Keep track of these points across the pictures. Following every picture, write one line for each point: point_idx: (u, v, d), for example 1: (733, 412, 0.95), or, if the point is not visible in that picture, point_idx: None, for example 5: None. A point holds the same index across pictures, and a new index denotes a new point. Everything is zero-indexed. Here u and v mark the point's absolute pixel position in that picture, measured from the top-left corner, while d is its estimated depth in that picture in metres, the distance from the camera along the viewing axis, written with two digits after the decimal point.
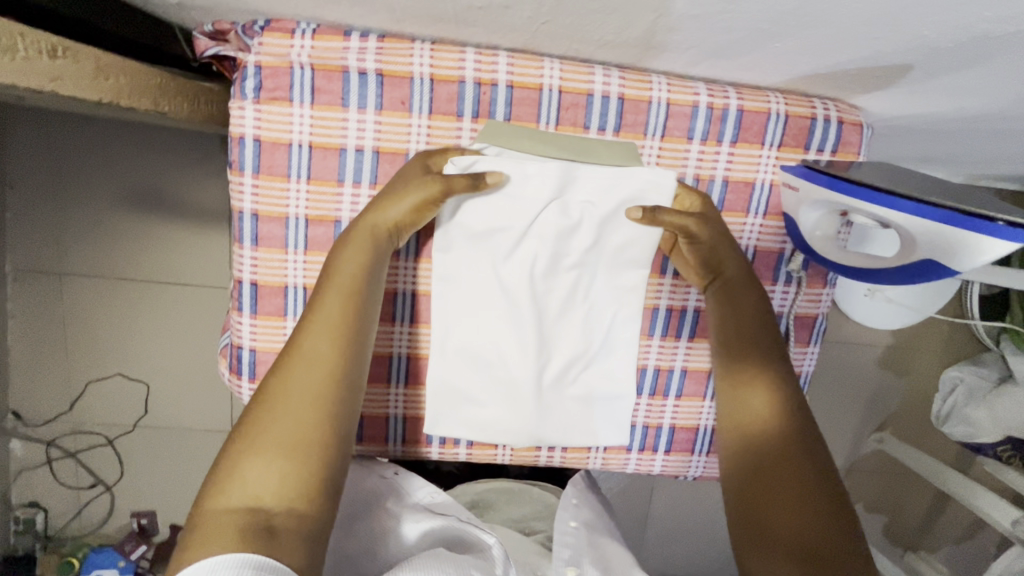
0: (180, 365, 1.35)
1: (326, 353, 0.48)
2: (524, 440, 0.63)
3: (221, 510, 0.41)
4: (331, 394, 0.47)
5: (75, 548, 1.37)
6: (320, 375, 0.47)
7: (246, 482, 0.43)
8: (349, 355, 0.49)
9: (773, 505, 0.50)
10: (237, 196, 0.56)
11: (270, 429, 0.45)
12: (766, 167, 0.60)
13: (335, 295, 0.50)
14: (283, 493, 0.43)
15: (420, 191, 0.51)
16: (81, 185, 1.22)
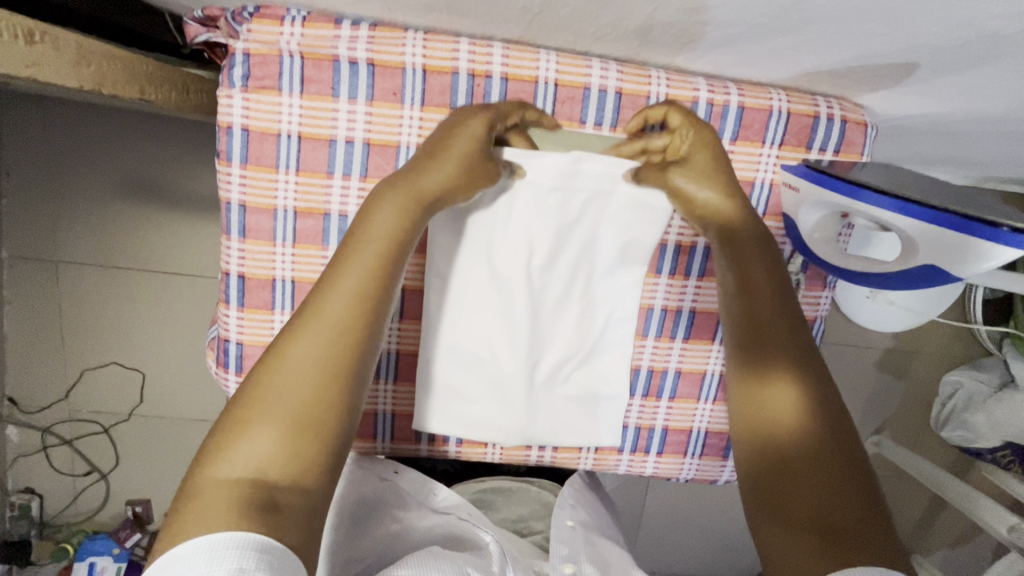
0: (176, 355, 1.35)
1: (351, 319, 0.42)
2: (514, 438, 0.62)
3: (217, 481, 0.36)
4: (350, 357, 0.42)
5: (70, 534, 1.40)
6: (344, 337, 0.42)
7: (248, 449, 0.37)
8: (373, 327, 0.43)
9: (789, 479, 0.43)
10: (225, 187, 0.55)
11: (279, 393, 0.39)
12: (766, 166, 0.58)
13: (366, 255, 0.44)
14: (290, 466, 0.37)
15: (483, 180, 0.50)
16: (76, 171, 1.20)
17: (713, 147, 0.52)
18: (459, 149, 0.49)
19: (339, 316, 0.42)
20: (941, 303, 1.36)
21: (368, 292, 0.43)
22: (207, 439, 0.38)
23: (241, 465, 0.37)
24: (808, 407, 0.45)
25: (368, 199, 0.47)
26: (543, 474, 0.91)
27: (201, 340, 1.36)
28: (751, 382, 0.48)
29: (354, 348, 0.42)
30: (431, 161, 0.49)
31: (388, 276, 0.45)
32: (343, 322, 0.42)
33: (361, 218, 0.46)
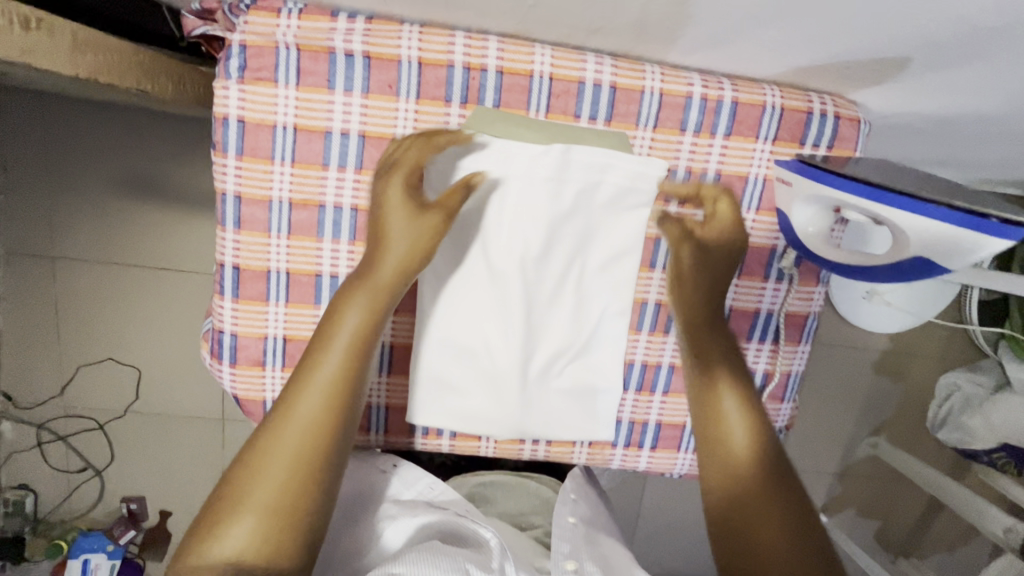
0: (172, 352, 1.34)
1: (321, 414, 0.47)
2: (508, 431, 0.62)
3: (204, 567, 0.42)
4: (322, 443, 0.47)
5: (64, 531, 1.38)
6: (315, 425, 0.47)
7: (228, 537, 0.43)
8: (345, 414, 0.49)
9: (758, 528, 0.49)
10: (220, 178, 0.55)
11: (255, 491, 0.44)
12: (759, 161, 0.59)
13: (336, 353, 0.49)
14: (261, 552, 0.43)
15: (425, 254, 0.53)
16: (74, 168, 1.21)
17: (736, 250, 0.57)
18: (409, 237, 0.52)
19: (310, 414, 0.47)
20: (937, 304, 1.37)
21: (338, 388, 0.48)
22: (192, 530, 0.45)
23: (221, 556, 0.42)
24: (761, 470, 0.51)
25: (336, 296, 0.52)
26: (539, 470, 0.91)
27: (196, 338, 1.36)
28: (719, 438, 0.53)
29: (326, 436, 0.47)
30: (389, 249, 0.52)
31: (358, 372, 0.50)
32: (315, 418, 0.47)
33: (331, 312, 0.51)
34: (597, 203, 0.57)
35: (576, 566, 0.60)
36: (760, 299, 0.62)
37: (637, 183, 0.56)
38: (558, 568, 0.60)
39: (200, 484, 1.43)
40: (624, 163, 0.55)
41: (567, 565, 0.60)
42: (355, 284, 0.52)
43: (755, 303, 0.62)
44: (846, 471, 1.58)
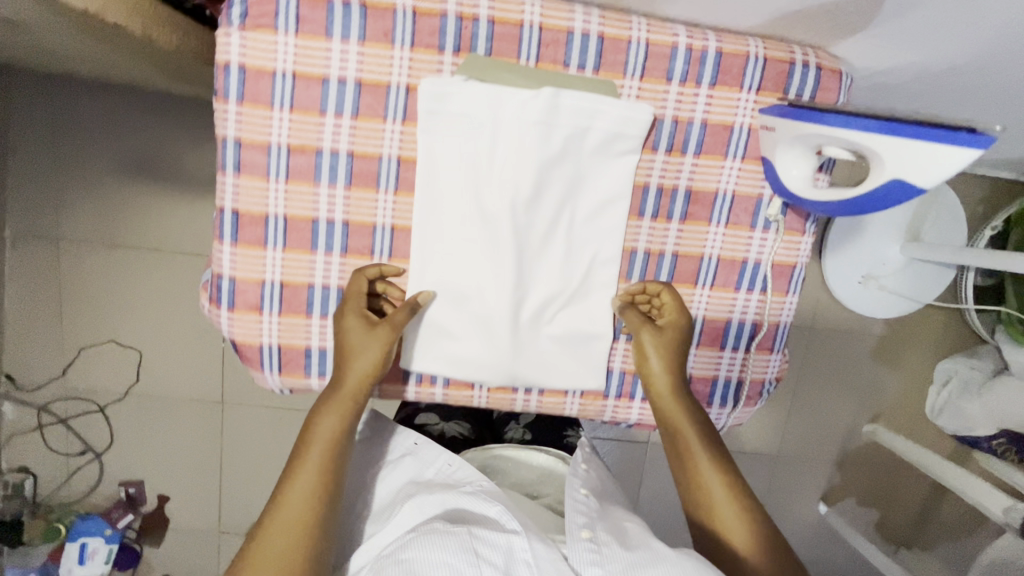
0: (172, 334, 1.35)
1: (306, 515, 0.55)
2: (500, 376, 0.63)
3: None
4: (308, 541, 0.54)
5: (63, 514, 1.39)
6: (299, 527, 0.55)
7: None
8: (327, 513, 0.56)
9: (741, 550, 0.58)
10: (221, 124, 0.57)
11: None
12: (744, 111, 0.60)
13: (314, 460, 0.57)
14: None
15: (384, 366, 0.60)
16: (81, 151, 1.24)
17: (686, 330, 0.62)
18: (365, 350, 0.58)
19: (298, 515, 0.55)
20: (931, 288, 1.38)
21: (320, 488, 0.57)
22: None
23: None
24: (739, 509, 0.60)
25: (312, 410, 0.60)
26: (545, 443, 0.95)
27: (196, 321, 1.37)
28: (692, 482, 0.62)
29: (309, 533, 0.55)
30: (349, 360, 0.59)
31: (335, 472, 0.58)
32: (301, 518, 0.55)
33: (308, 425, 0.59)
34: (586, 149, 0.58)
35: (591, 535, 0.59)
36: (747, 249, 0.64)
37: (625, 128, 0.58)
38: (573, 536, 0.59)
39: (198, 470, 1.43)
40: (611, 109, 0.57)
41: (583, 534, 0.59)
42: (327, 399, 0.59)
43: (742, 252, 0.64)
44: (846, 460, 1.58)
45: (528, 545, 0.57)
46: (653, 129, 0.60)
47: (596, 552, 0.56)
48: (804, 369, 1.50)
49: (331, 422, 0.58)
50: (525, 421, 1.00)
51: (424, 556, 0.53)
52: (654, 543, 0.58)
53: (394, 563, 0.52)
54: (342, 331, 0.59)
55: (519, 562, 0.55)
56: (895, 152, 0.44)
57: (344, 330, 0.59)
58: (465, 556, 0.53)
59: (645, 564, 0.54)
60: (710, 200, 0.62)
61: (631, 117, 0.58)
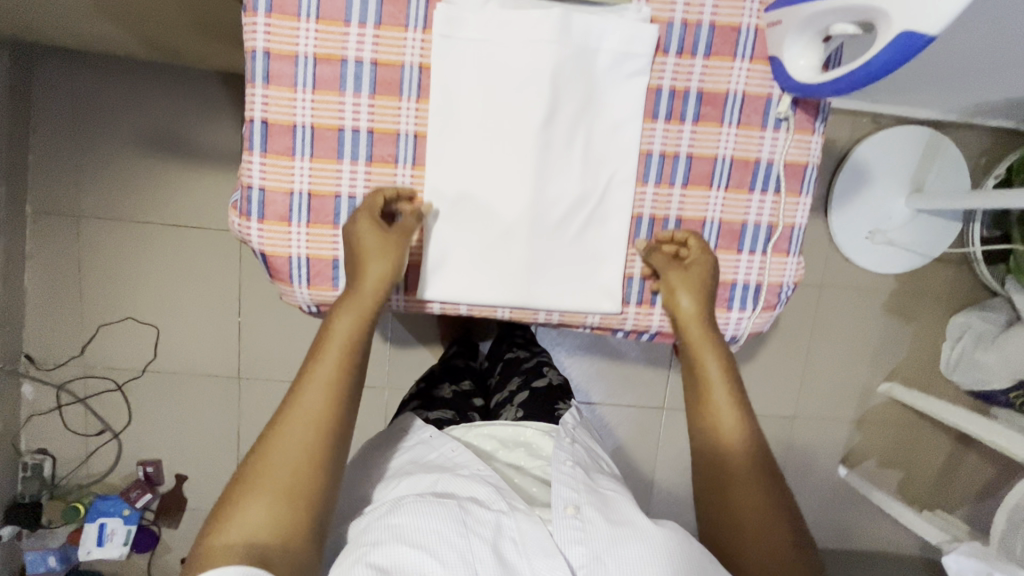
0: (187, 309, 1.37)
1: (321, 410, 0.59)
2: (520, 284, 0.65)
3: (220, 544, 0.53)
4: (321, 432, 0.59)
5: (82, 495, 1.40)
6: (313, 420, 0.59)
7: (244, 519, 0.54)
8: (342, 406, 0.60)
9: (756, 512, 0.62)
10: (250, 36, 0.60)
11: (271, 475, 0.56)
12: (750, 12, 0.62)
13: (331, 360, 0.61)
14: (276, 525, 0.55)
15: (394, 261, 0.61)
16: (102, 129, 1.28)
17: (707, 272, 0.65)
18: (377, 247, 0.60)
19: (314, 409, 0.59)
20: (937, 241, 1.39)
21: (336, 387, 0.60)
22: (217, 513, 0.56)
23: (241, 534, 0.53)
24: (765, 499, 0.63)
25: (332, 309, 0.62)
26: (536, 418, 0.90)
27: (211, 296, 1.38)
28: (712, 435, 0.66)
29: (323, 428, 0.59)
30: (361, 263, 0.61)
31: (350, 372, 0.61)
32: (318, 414, 0.59)
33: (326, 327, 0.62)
34: (597, 71, 0.61)
35: (575, 510, 0.64)
36: (760, 148, 0.65)
37: (641, 29, 0.60)
38: (558, 513, 0.63)
39: (216, 446, 1.43)
40: (618, 27, 0.60)
41: (568, 510, 0.63)
42: (346, 300, 0.62)
43: (754, 151, 0.65)
44: (864, 422, 1.56)
45: (514, 523, 0.62)
46: (664, 32, 0.62)
47: (580, 530, 0.61)
48: (817, 327, 1.50)
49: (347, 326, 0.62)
50: (519, 400, 0.96)
51: (414, 523, 0.59)
52: (634, 516, 0.64)
53: (386, 526, 0.59)
54: (354, 233, 0.61)
55: (507, 539, 0.61)
56: (921, 5, 0.45)
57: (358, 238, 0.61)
58: (453, 526, 0.59)
59: (623, 539, 0.60)
60: (721, 101, 0.64)
61: (639, 34, 0.60)
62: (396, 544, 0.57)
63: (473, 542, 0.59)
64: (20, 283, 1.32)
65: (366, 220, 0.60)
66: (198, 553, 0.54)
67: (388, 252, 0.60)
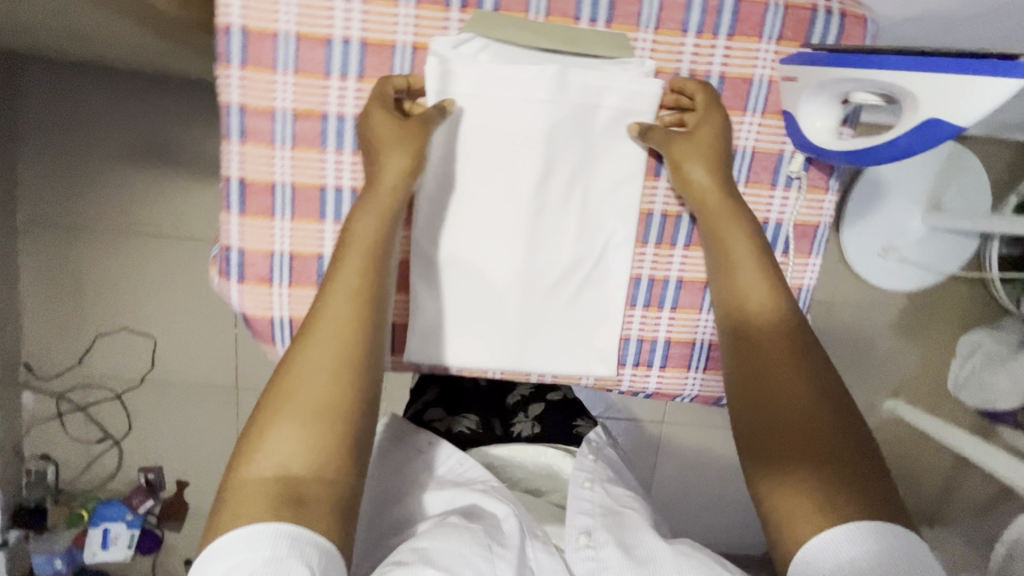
0: (183, 319, 1.35)
1: (349, 319, 0.52)
2: (509, 347, 0.62)
3: (251, 479, 0.46)
4: (354, 345, 0.51)
5: (86, 500, 1.41)
6: (341, 332, 0.51)
7: (276, 445, 0.47)
8: (370, 316, 0.53)
9: (786, 409, 0.53)
10: (224, 89, 0.56)
11: (297, 395, 0.49)
12: (764, 63, 0.57)
13: (352, 269, 0.53)
14: (309, 451, 0.47)
15: (414, 145, 0.54)
16: (90, 137, 1.24)
17: (718, 134, 0.57)
18: (395, 136, 0.53)
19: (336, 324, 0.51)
20: (952, 259, 1.34)
21: (360, 296, 0.53)
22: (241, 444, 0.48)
23: (271, 465, 0.46)
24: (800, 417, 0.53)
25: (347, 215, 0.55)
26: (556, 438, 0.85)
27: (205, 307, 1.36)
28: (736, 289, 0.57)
29: (355, 341, 0.51)
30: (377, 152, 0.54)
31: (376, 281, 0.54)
32: (343, 328, 0.51)
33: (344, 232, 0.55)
34: (595, 128, 0.57)
35: (589, 539, 0.58)
36: (767, 207, 0.61)
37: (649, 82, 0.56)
38: (571, 543, 0.58)
39: (212, 454, 1.44)
40: (619, 83, 0.55)
41: (581, 540, 0.58)
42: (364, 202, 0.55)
43: (763, 211, 0.61)
44: None
45: (533, 554, 0.57)
46: (670, 84, 0.58)
47: (596, 559, 0.56)
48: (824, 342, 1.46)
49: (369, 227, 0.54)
50: (535, 411, 0.89)
51: (441, 544, 0.50)
52: (649, 539, 0.57)
53: (409, 548, 0.50)
54: (367, 126, 0.54)
55: (525, 568, 0.54)
56: (951, 98, 0.40)
57: (372, 133, 0.55)
58: (479, 549, 0.51)
59: (641, 564, 0.54)
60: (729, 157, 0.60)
61: (641, 91, 0.56)
62: (421, 565, 0.48)
63: (499, 566, 0.51)
64: (15, 291, 1.31)
65: (380, 110, 0.54)
66: (229, 485, 0.47)
67: (408, 138, 0.53)
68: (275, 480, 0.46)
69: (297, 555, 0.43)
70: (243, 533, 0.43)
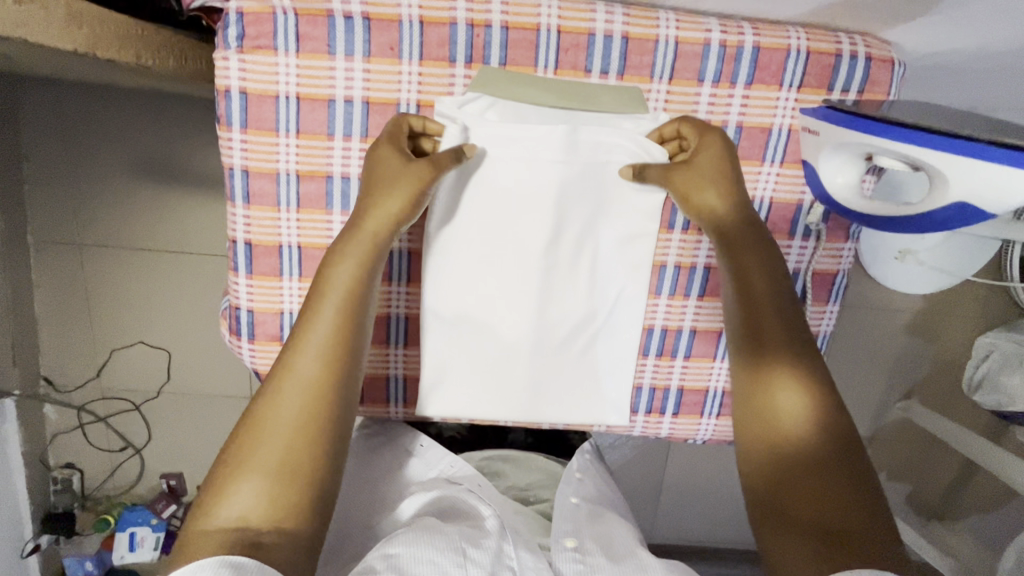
0: (203, 357, 1.17)
1: (322, 373, 0.45)
2: (520, 401, 0.62)
3: (205, 532, 0.39)
4: (325, 398, 0.45)
5: (111, 506, 1.24)
6: (311, 385, 0.45)
7: (235, 500, 0.40)
8: (346, 371, 0.46)
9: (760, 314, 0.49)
10: (226, 152, 0.55)
11: (262, 446, 0.42)
12: (784, 111, 0.55)
13: (333, 304, 0.47)
14: (272, 512, 0.40)
15: (417, 184, 0.50)
16: (100, 143, 1.02)
17: (723, 156, 0.51)
18: (394, 176, 0.50)
19: (310, 370, 0.45)
20: None
21: (338, 338, 0.47)
22: (197, 501, 0.41)
23: (229, 516, 0.39)
24: (816, 404, 0.45)
25: (328, 253, 0.49)
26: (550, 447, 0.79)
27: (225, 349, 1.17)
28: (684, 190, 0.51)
29: (329, 393, 0.45)
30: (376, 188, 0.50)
31: (357, 323, 0.48)
32: (315, 374, 0.45)
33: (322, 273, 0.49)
34: (607, 183, 0.55)
35: (576, 543, 0.55)
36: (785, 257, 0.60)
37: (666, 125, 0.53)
38: (557, 546, 0.55)
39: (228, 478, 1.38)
40: (629, 141, 0.53)
41: (567, 543, 0.55)
42: (346, 241, 0.50)
43: None
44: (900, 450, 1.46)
45: (516, 553, 0.51)
46: None
47: (581, 563, 0.53)
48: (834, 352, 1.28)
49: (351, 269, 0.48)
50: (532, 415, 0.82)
51: (412, 551, 0.46)
52: (642, 554, 0.54)
53: (380, 555, 0.46)
54: (373, 162, 0.51)
55: (505, 568, 0.50)
56: (988, 189, 0.41)
57: (377, 168, 0.51)
58: (452, 556, 0.47)
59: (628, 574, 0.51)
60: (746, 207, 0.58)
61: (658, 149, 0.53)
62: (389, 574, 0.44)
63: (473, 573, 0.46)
64: (31, 319, 1.11)
65: (389, 150, 0.50)
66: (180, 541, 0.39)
67: (411, 175, 0.50)
68: (234, 532, 0.39)
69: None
70: (179, 571, 0.35)
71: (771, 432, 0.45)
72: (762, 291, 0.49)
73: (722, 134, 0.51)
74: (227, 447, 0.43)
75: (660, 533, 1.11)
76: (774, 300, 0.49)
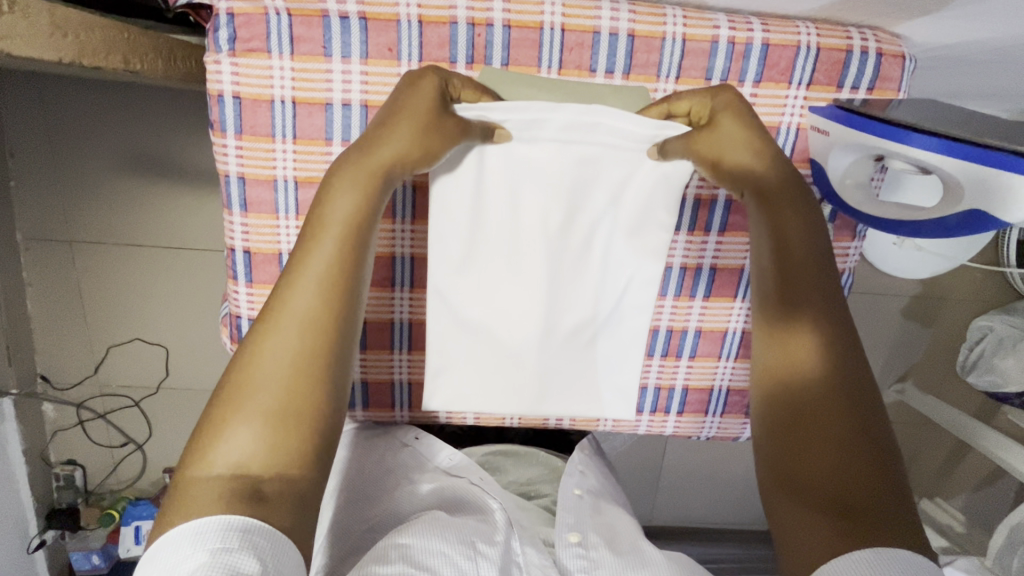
0: (200, 356, 1.14)
1: (320, 310, 0.42)
2: (527, 402, 0.62)
3: (201, 478, 0.38)
4: (323, 337, 0.42)
5: (115, 500, 1.21)
6: (309, 323, 0.42)
7: (231, 445, 0.39)
8: (346, 311, 0.44)
9: (797, 274, 0.47)
10: (222, 159, 0.53)
11: (257, 388, 0.40)
12: (793, 110, 0.54)
13: (331, 238, 0.44)
14: (271, 460, 0.39)
15: (436, 127, 0.46)
16: (86, 137, 0.97)
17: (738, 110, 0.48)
18: (410, 112, 0.46)
19: (307, 307, 0.43)
20: None
21: (337, 274, 0.43)
22: (191, 441, 0.40)
23: (225, 463, 0.38)
24: (835, 368, 0.44)
25: (324, 183, 0.45)
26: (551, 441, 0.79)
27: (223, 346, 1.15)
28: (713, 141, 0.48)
29: (325, 334, 0.42)
30: (389, 122, 0.46)
31: (356, 256, 0.44)
32: (313, 313, 0.42)
33: (318, 204, 0.45)
34: (615, 186, 0.54)
35: (580, 538, 0.55)
36: None
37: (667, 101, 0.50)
38: (561, 540, 0.54)
39: None
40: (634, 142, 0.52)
41: (572, 538, 0.54)
42: (345, 169, 0.46)
43: None
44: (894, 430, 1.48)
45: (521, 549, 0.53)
46: None
47: (586, 557, 0.53)
48: None
49: (350, 203, 0.45)
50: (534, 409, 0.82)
51: (424, 542, 0.47)
52: (645, 546, 0.55)
53: (392, 545, 0.46)
54: (410, 91, 0.46)
55: (513, 564, 0.51)
56: (995, 198, 0.41)
57: (403, 102, 0.46)
58: (461, 548, 0.47)
59: (633, 568, 0.51)
60: None
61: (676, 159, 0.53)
62: (401, 564, 0.44)
63: (481, 565, 0.47)
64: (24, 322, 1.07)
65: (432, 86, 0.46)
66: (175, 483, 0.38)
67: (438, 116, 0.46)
68: (232, 478, 0.38)
69: (250, 550, 0.35)
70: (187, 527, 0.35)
71: (789, 383, 0.45)
72: (799, 247, 0.47)
73: (735, 92, 0.49)
74: (222, 382, 0.41)
75: (660, 518, 1.12)
76: (812, 258, 0.47)
